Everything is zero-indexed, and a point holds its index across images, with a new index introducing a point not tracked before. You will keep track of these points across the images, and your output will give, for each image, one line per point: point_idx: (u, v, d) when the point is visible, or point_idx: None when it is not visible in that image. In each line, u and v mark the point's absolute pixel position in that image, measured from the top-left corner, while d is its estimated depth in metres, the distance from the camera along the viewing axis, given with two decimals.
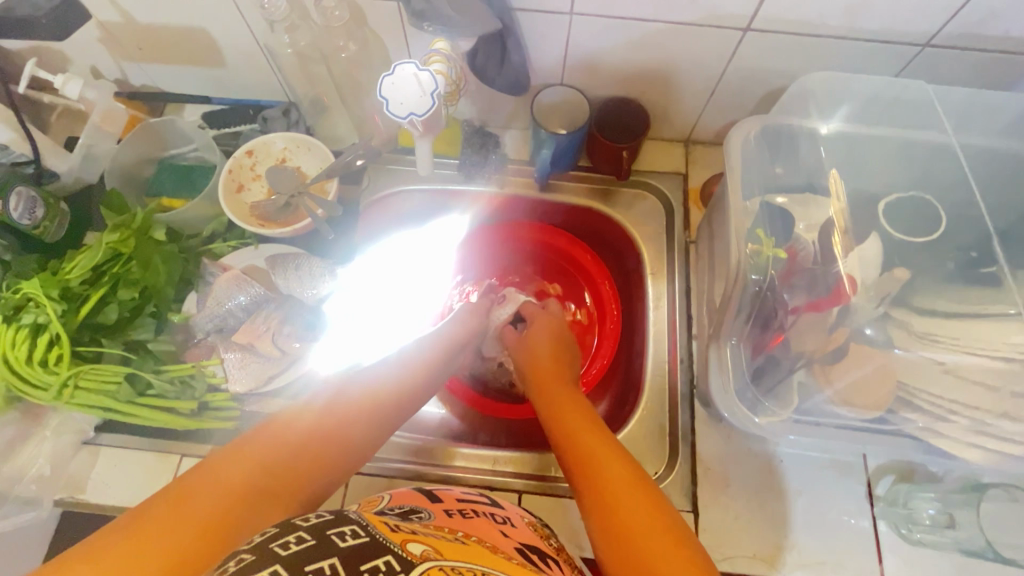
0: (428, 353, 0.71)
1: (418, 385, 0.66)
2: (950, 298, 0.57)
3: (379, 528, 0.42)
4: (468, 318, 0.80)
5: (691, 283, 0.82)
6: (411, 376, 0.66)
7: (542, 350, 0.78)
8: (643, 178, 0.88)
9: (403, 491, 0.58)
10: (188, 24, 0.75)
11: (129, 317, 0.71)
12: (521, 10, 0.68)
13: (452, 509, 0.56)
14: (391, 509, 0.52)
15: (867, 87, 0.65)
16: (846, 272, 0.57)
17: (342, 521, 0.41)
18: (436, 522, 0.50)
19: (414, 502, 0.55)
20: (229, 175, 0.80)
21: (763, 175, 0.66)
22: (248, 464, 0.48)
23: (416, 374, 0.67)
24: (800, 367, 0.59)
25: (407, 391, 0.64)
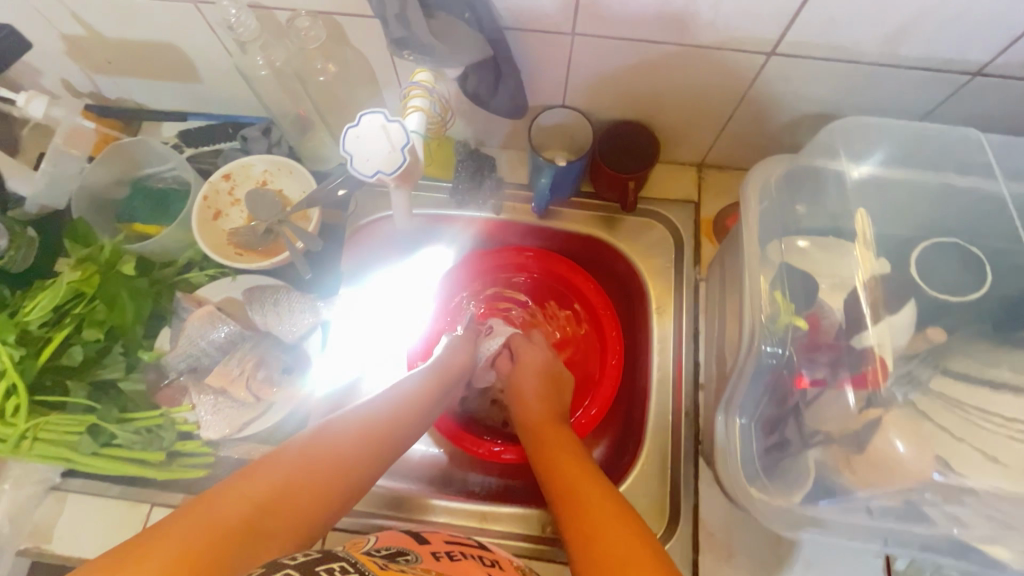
0: (423, 381, 0.67)
1: (419, 408, 0.63)
2: (992, 374, 0.51)
3: (368, 565, 0.44)
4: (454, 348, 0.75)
5: (700, 324, 0.75)
6: (410, 401, 0.63)
7: (530, 385, 0.75)
8: (650, 206, 0.81)
9: (393, 532, 0.57)
10: (157, 39, 0.69)
11: (96, 357, 0.67)
12: (517, 29, 0.61)
13: (441, 549, 0.54)
14: (377, 549, 0.51)
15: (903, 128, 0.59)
16: (875, 352, 0.51)
17: (331, 558, 0.43)
18: (423, 564, 0.49)
19: (402, 542, 0.54)
20: (205, 202, 0.75)
21: (782, 222, 0.59)
22: (242, 496, 0.46)
23: (409, 406, 0.63)
24: (815, 446, 0.52)
25: (409, 417, 0.61)
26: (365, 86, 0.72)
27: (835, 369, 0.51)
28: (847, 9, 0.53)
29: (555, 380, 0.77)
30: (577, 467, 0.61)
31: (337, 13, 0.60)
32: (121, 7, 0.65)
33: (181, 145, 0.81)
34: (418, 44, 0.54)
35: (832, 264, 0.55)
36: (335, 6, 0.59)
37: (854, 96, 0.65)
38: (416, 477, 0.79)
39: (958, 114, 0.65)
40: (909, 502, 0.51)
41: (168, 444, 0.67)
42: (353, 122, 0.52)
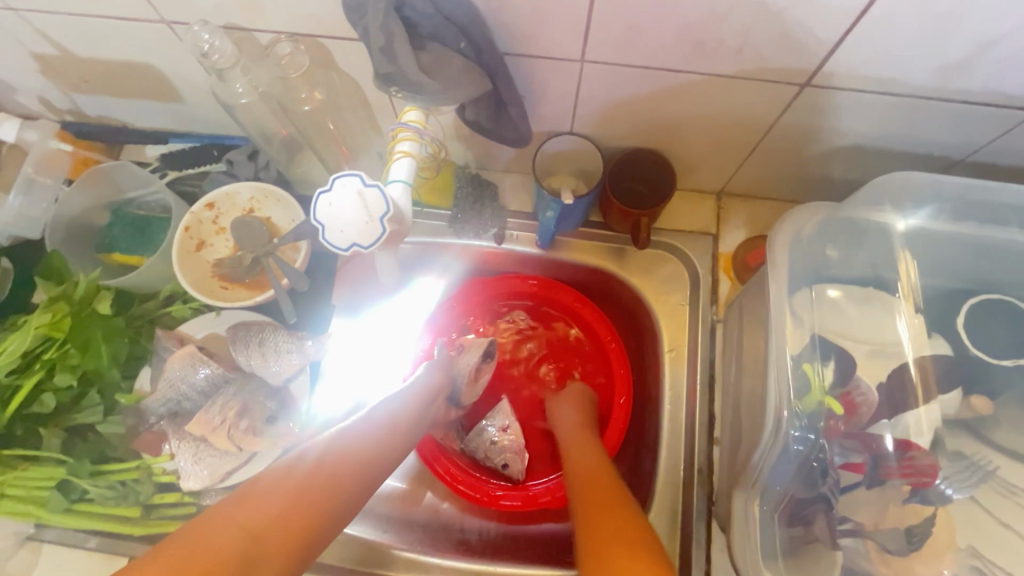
0: (410, 404, 0.62)
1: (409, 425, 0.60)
2: None
3: None
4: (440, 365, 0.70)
5: (717, 371, 0.70)
6: (401, 419, 0.59)
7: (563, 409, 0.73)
8: (664, 238, 0.75)
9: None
10: (133, 59, 0.64)
11: (71, 402, 0.63)
12: (521, 56, 0.54)
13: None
14: None
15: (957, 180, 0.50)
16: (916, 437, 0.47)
17: None
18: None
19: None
20: (187, 233, 0.70)
21: (813, 275, 0.53)
22: (234, 523, 0.41)
23: (402, 428, 0.59)
24: (847, 534, 0.47)
25: (400, 434, 0.58)
26: (357, 111, 0.66)
27: (874, 459, 0.47)
28: (898, 39, 0.47)
29: (580, 408, 0.73)
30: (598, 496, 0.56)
31: (322, 37, 0.55)
32: (91, 27, 0.60)
33: (163, 168, 0.77)
34: (405, 79, 0.47)
35: (862, 327, 0.51)
36: (319, 30, 0.54)
37: (895, 129, 0.58)
38: (410, 522, 0.75)
39: (1012, 152, 0.58)
40: None
41: (145, 498, 0.63)
42: (325, 188, 0.46)
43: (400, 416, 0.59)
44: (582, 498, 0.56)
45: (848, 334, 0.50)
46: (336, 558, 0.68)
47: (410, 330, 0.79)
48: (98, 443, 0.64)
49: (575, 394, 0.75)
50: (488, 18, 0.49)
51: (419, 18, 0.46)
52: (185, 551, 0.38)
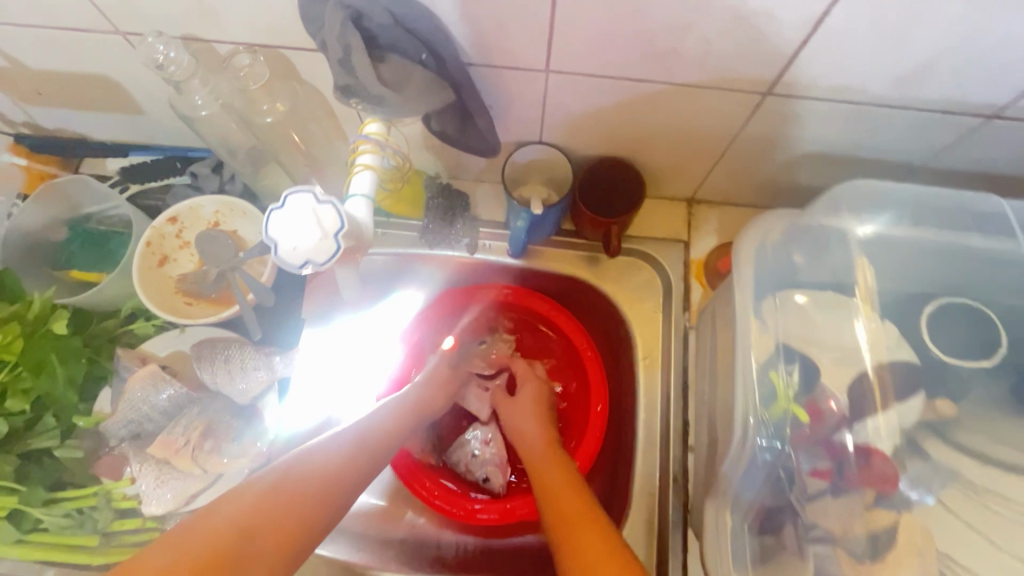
0: (389, 418, 0.62)
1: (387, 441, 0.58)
2: None
3: None
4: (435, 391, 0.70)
5: (690, 378, 0.70)
6: (377, 435, 0.58)
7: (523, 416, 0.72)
8: (638, 246, 0.75)
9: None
10: (88, 70, 0.62)
11: (25, 425, 0.61)
12: (484, 66, 0.54)
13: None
14: None
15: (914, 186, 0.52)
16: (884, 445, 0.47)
17: None
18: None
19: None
20: (148, 249, 0.68)
21: (779, 280, 0.53)
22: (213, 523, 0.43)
23: (379, 439, 0.58)
24: (816, 541, 0.47)
25: (374, 451, 0.56)
26: (323, 122, 0.65)
27: (841, 466, 0.47)
28: (854, 48, 0.47)
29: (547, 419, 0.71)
30: (562, 509, 0.56)
31: (281, 47, 0.54)
32: (41, 37, 0.58)
33: (124, 182, 0.75)
34: (364, 90, 0.47)
35: (833, 332, 0.51)
36: (278, 40, 0.52)
37: (859, 136, 0.58)
38: (386, 540, 0.74)
39: (972, 155, 0.59)
40: None
41: (102, 526, 0.60)
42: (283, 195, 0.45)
43: (378, 427, 0.59)
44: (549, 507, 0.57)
45: (815, 340, 0.50)
46: None
47: (374, 352, 0.76)
48: (55, 467, 0.62)
49: (532, 395, 0.74)
50: (449, 28, 0.48)
51: (377, 30, 0.45)
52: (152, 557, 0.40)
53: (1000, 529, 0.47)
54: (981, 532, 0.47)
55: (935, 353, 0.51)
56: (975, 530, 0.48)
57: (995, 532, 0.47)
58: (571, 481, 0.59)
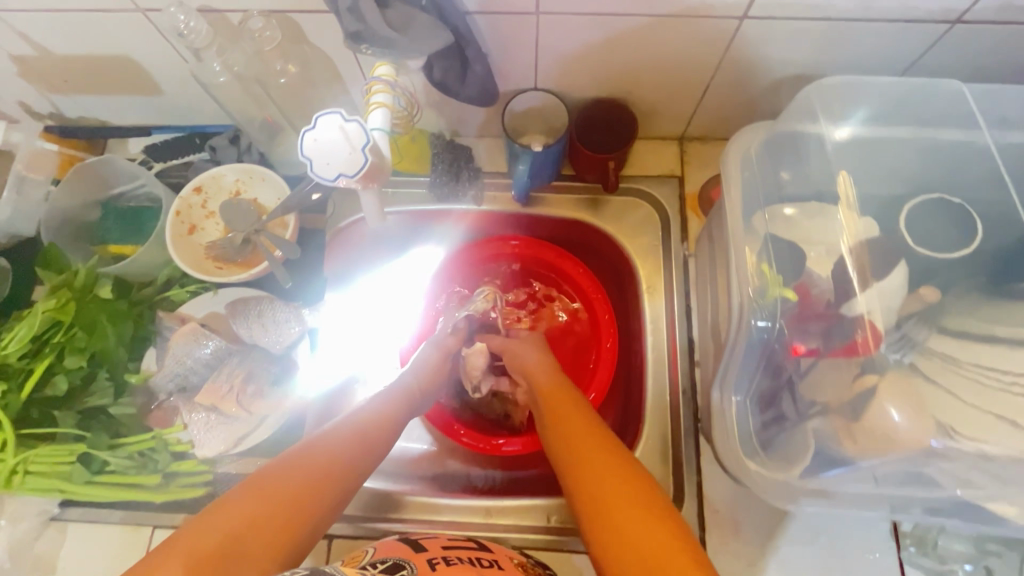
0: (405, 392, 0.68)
1: (389, 427, 0.62)
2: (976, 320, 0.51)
3: None
4: (433, 359, 0.74)
5: (692, 301, 0.74)
6: (390, 410, 0.64)
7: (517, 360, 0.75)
8: (635, 184, 0.79)
9: (391, 542, 0.60)
10: (111, 52, 0.67)
11: (83, 383, 0.66)
12: (481, 13, 0.58)
13: (437, 556, 0.56)
14: (374, 564, 0.53)
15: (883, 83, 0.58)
16: (868, 317, 0.49)
17: None
18: None
19: (399, 552, 0.56)
20: (177, 218, 0.73)
21: (765, 189, 0.58)
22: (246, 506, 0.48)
23: (393, 410, 0.65)
24: (813, 416, 0.52)
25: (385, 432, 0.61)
26: (329, 84, 0.69)
27: (827, 339, 0.51)
28: None
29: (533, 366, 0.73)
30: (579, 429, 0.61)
31: (290, 12, 0.58)
32: (67, 21, 0.62)
33: (149, 160, 0.79)
34: (373, 37, 0.51)
35: (817, 233, 0.54)
36: (288, 4, 0.57)
37: (833, 53, 0.62)
38: (420, 475, 0.79)
39: (942, 61, 0.62)
40: (913, 465, 0.51)
41: (163, 466, 0.67)
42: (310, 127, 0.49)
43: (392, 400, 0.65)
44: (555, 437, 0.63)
45: (803, 237, 0.54)
46: (353, 510, 0.69)
47: (392, 312, 0.83)
48: (113, 424, 0.67)
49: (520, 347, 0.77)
50: None
51: None
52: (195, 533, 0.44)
53: (998, 400, 0.48)
54: (968, 402, 0.48)
55: (921, 253, 0.53)
56: (966, 403, 0.49)
57: (988, 401, 0.48)
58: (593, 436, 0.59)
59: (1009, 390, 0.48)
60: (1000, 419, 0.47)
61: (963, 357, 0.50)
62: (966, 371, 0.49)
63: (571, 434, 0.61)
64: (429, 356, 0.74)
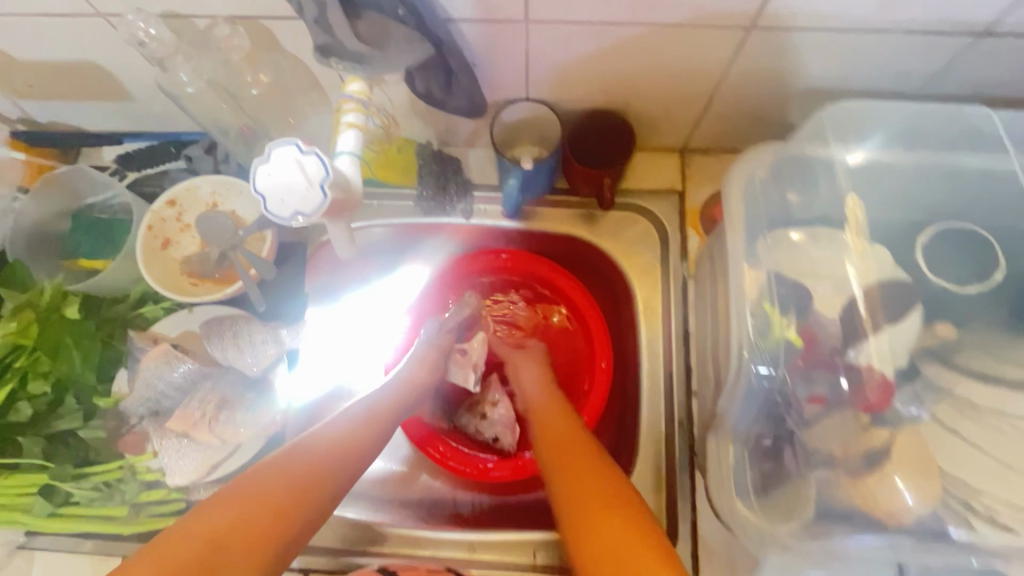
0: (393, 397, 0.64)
1: (375, 436, 0.58)
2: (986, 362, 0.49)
3: None
4: (422, 369, 0.69)
5: (691, 325, 0.70)
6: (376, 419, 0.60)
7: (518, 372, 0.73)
8: (632, 200, 0.75)
9: None
10: (76, 58, 0.63)
11: (49, 409, 0.64)
12: (465, 21, 0.54)
13: None
14: None
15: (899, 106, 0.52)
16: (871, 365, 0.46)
17: None
18: None
19: None
20: (149, 233, 0.70)
21: (771, 215, 0.53)
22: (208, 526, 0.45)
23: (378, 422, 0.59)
24: (816, 465, 0.48)
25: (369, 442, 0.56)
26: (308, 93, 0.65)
27: (835, 387, 0.47)
28: None
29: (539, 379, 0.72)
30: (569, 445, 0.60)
31: (261, 18, 0.54)
32: (26, 25, 0.58)
33: (122, 170, 0.76)
34: (344, 50, 0.48)
35: (827, 266, 0.50)
36: (258, 10, 0.53)
37: (847, 67, 0.58)
38: (404, 501, 0.76)
39: (966, 78, 0.58)
40: None
41: (132, 497, 0.64)
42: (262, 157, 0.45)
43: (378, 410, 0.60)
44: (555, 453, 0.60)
45: (810, 271, 0.50)
46: (329, 542, 0.67)
47: (377, 325, 0.78)
48: (80, 448, 0.64)
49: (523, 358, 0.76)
50: None
51: None
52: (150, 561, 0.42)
53: (1007, 446, 0.46)
54: (976, 445, 0.47)
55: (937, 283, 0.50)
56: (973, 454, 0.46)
57: (999, 448, 0.46)
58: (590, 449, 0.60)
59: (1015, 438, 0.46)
60: (1015, 472, 0.45)
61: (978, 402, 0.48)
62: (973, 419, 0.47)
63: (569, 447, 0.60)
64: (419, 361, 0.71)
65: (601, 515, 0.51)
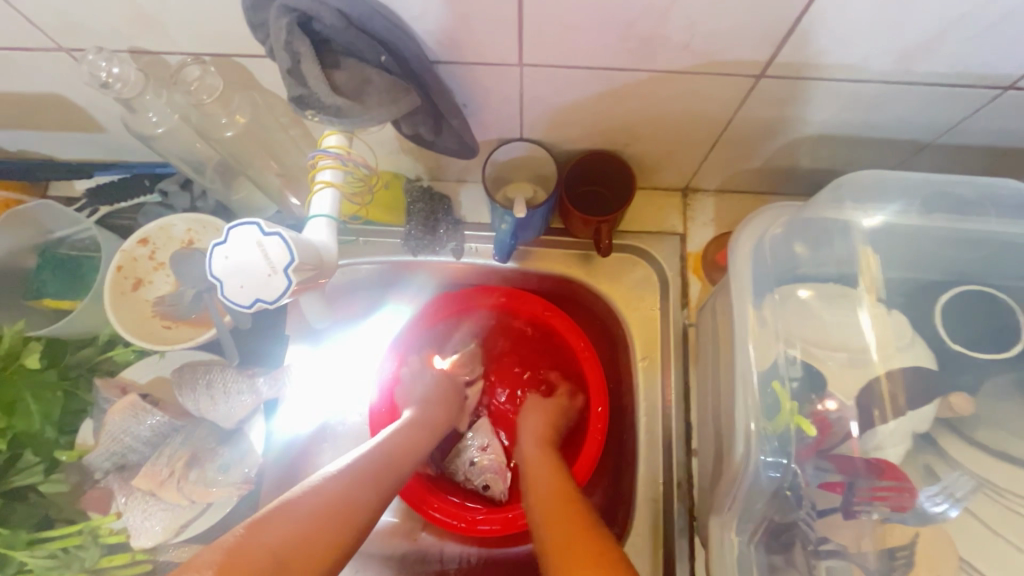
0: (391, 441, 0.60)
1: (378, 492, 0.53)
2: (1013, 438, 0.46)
3: None
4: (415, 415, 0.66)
5: (691, 377, 0.67)
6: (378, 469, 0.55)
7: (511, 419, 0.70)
8: (630, 242, 0.71)
9: None
10: (40, 90, 0.59)
11: (7, 465, 0.60)
12: (454, 63, 0.50)
13: None
14: None
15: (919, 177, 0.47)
16: (877, 450, 0.45)
17: None
18: None
19: None
20: (120, 274, 0.66)
21: (779, 275, 0.50)
22: None
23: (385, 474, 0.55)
24: (826, 552, 0.45)
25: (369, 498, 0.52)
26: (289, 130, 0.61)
27: (850, 478, 0.45)
28: (853, 24, 0.43)
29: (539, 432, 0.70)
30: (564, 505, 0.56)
31: (235, 57, 0.50)
32: None
33: (92, 205, 0.71)
34: (321, 102, 0.43)
35: (835, 334, 0.47)
36: (230, 49, 0.49)
37: (862, 115, 0.54)
38: (387, 555, 0.72)
39: (989, 127, 0.54)
40: None
41: (92, 562, 0.60)
42: (220, 239, 0.39)
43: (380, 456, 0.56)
44: (553, 510, 0.55)
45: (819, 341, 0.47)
46: None
47: (359, 367, 0.74)
48: (42, 504, 0.61)
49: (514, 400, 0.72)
50: (412, 25, 0.44)
51: (330, 33, 0.41)
52: None
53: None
54: (993, 529, 0.44)
55: (953, 347, 0.48)
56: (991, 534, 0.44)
57: (1017, 533, 0.44)
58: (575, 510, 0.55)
59: None
60: None
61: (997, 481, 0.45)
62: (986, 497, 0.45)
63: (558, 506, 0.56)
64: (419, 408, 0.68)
65: None
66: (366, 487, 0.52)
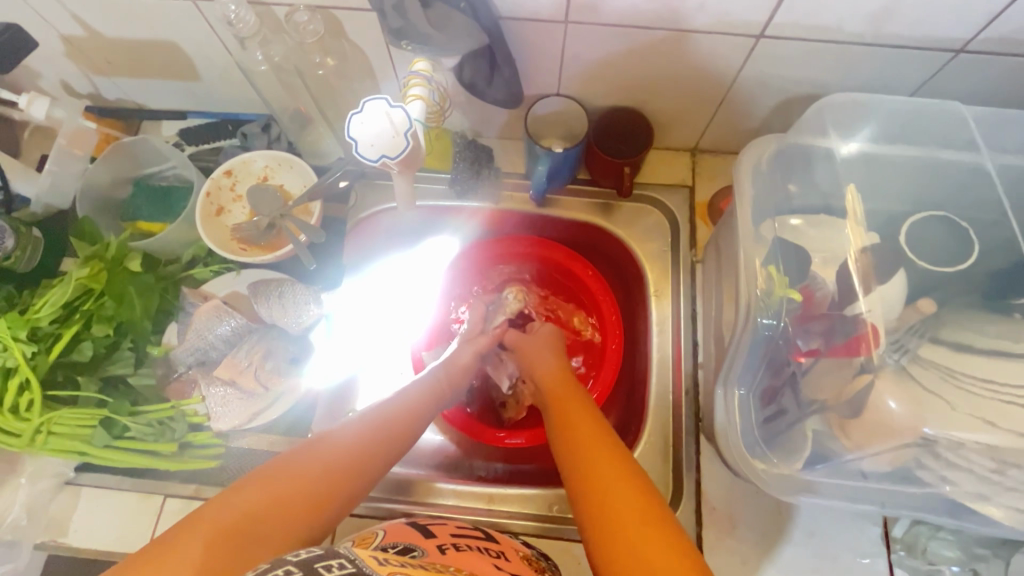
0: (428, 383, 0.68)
1: (416, 421, 0.63)
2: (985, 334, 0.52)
3: (366, 560, 0.43)
4: (460, 366, 0.73)
5: (698, 305, 0.77)
6: (416, 402, 0.64)
7: (535, 351, 0.75)
8: (647, 192, 0.82)
9: (400, 527, 0.62)
10: (156, 38, 0.70)
11: (107, 352, 0.69)
12: (512, 19, 0.62)
13: (446, 543, 0.58)
14: (385, 546, 0.56)
15: (885, 107, 0.61)
16: (870, 320, 0.52)
17: (332, 554, 0.40)
18: (428, 557, 0.53)
19: (407, 538, 0.58)
20: (207, 199, 0.76)
21: (774, 196, 0.61)
22: (263, 491, 0.48)
23: (420, 408, 0.64)
24: (811, 414, 0.55)
25: (406, 426, 0.61)
26: (362, 79, 0.73)
27: (828, 338, 0.53)
28: None
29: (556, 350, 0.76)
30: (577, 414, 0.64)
31: (334, 8, 0.61)
32: (119, 5, 0.65)
33: (181, 143, 0.82)
34: (414, 32, 0.57)
35: (825, 242, 0.57)
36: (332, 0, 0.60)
37: (842, 75, 0.66)
38: (424, 463, 0.80)
39: (946, 88, 0.66)
40: (906, 465, 0.53)
41: (180, 436, 0.69)
42: (357, 110, 0.55)
43: (418, 395, 0.66)
44: (559, 422, 0.64)
45: (809, 244, 0.57)
46: None
47: (406, 305, 0.84)
48: (132, 392, 0.69)
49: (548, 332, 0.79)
50: None
51: None
52: (203, 524, 0.45)
53: None
54: (952, 404, 0.50)
55: (921, 264, 0.55)
56: (962, 411, 0.50)
57: None
58: (599, 425, 0.62)
59: (1006, 401, 0.49)
60: None
61: (958, 367, 0.51)
62: (958, 377, 0.51)
63: (570, 419, 0.63)
64: (457, 352, 0.74)
65: (613, 499, 0.52)
66: (405, 414, 0.62)
